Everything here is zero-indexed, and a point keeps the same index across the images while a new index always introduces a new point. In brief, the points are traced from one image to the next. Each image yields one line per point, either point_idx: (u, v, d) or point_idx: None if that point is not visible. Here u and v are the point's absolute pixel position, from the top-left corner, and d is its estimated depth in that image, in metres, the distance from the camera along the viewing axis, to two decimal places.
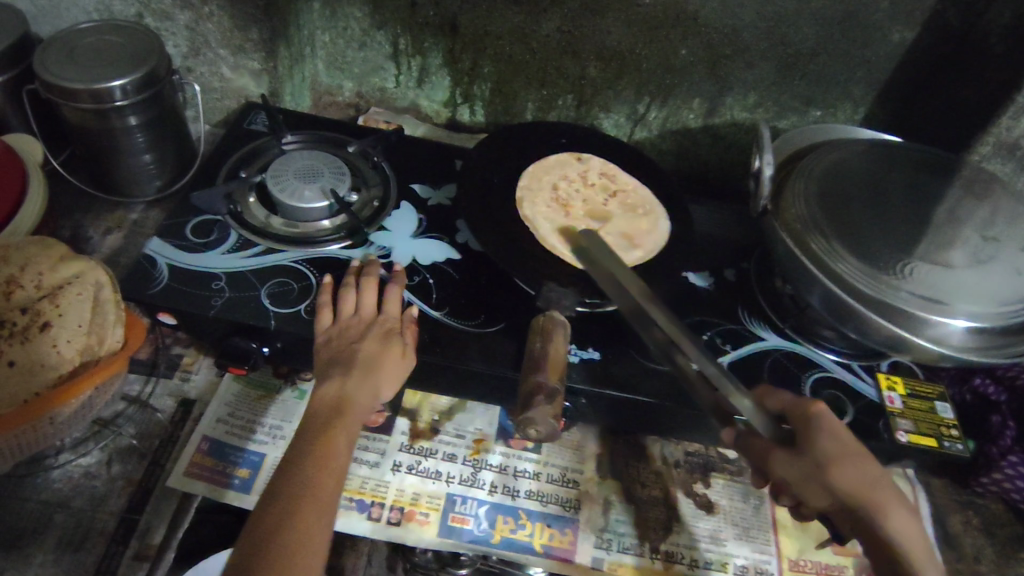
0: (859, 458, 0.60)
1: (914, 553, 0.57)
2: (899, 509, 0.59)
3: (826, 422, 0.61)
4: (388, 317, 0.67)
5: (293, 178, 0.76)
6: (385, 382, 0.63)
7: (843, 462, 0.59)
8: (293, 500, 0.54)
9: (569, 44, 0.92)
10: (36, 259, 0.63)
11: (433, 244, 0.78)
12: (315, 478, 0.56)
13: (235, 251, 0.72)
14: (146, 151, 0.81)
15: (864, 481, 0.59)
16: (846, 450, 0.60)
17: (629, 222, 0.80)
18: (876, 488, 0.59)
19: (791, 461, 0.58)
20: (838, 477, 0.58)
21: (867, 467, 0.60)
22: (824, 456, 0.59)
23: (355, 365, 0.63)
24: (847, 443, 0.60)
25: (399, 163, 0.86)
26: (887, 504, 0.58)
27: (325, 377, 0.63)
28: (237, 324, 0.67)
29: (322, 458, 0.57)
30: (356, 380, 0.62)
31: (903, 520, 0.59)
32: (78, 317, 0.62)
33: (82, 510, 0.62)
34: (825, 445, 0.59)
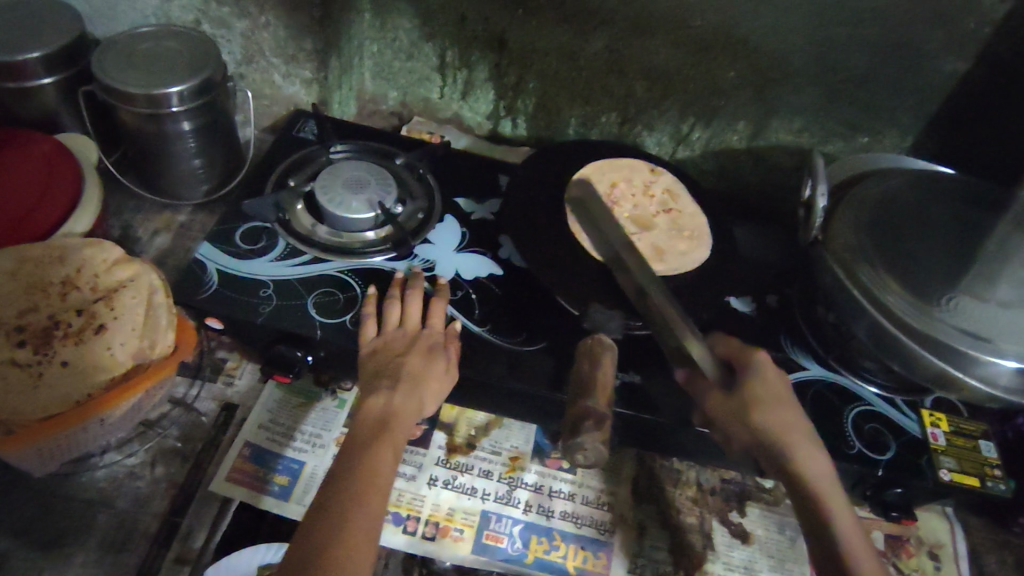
0: (784, 402, 0.64)
1: (824, 493, 0.59)
2: (815, 454, 0.61)
3: (766, 370, 0.66)
4: (432, 331, 0.68)
5: (341, 188, 0.77)
6: (429, 396, 0.64)
7: (766, 401, 0.63)
8: (342, 514, 0.54)
9: (616, 62, 0.92)
10: (91, 261, 0.65)
11: (477, 259, 0.78)
12: (361, 494, 0.56)
13: (283, 259, 0.73)
14: (197, 156, 0.82)
15: (783, 422, 0.62)
16: (774, 395, 0.64)
17: (669, 241, 0.79)
18: (799, 432, 0.62)
19: (721, 397, 0.63)
20: (758, 411, 0.62)
21: (789, 411, 0.63)
22: (749, 397, 0.63)
23: (402, 379, 0.63)
24: (777, 388, 0.64)
25: (445, 176, 0.86)
26: (802, 444, 0.61)
27: (371, 390, 0.63)
28: (281, 332, 0.67)
29: (369, 475, 0.57)
30: (402, 395, 0.62)
31: (818, 461, 0.61)
32: (132, 321, 0.63)
33: (126, 510, 0.63)
34: (755, 387, 0.64)
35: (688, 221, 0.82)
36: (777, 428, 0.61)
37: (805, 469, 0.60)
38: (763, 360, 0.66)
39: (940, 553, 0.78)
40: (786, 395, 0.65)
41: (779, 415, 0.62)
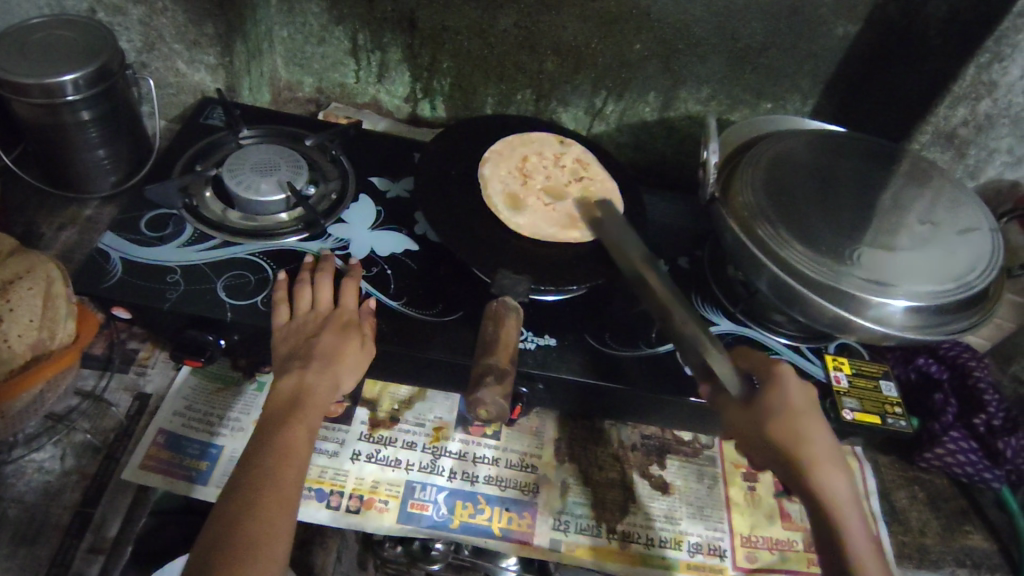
0: (804, 412, 0.63)
1: (843, 515, 0.58)
2: (833, 472, 0.60)
3: (789, 379, 0.65)
4: (344, 309, 0.68)
5: (249, 172, 0.76)
6: (344, 371, 0.64)
7: (788, 414, 0.62)
8: (259, 490, 0.55)
9: (526, 39, 0.93)
10: None
11: (391, 236, 0.78)
12: (275, 469, 0.57)
13: (191, 244, 0.72)
14: (100, 146, 0.80)
15: (804, 436, 0.61)
16: (793, 407, 0.63)
17: (581, 206, 0.80)
18: (823, 446, 0.62)
19: (739, 409, 0.63)
20: (781, 426, 0.61)
21: (808, 424, 0.62)
22: (768, 408, 0.63)
23: (317, 357, 0.63)
24: (799, 401, 0.64)
25: (358, 157, 0.86)
26: (819, 461, 0.61)
27: (287, 369, 0.63)
28: (191, 316, 0.67)
29: (286, 449, 0.58)
30: (314, 371, 0.62)
31: (837, 478, 0.60)
32: (29, 312, 0.61)
33: (36, 504, 0.61)
34: (773, 398, 0.63)
35: (599, 186, 0.84)
36: (799, 443, 0.61)
37: (823, 485, 0.59)
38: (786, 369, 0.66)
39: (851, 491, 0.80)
40: (807, 405, 0.64)
41: (795, 428, 0.62)
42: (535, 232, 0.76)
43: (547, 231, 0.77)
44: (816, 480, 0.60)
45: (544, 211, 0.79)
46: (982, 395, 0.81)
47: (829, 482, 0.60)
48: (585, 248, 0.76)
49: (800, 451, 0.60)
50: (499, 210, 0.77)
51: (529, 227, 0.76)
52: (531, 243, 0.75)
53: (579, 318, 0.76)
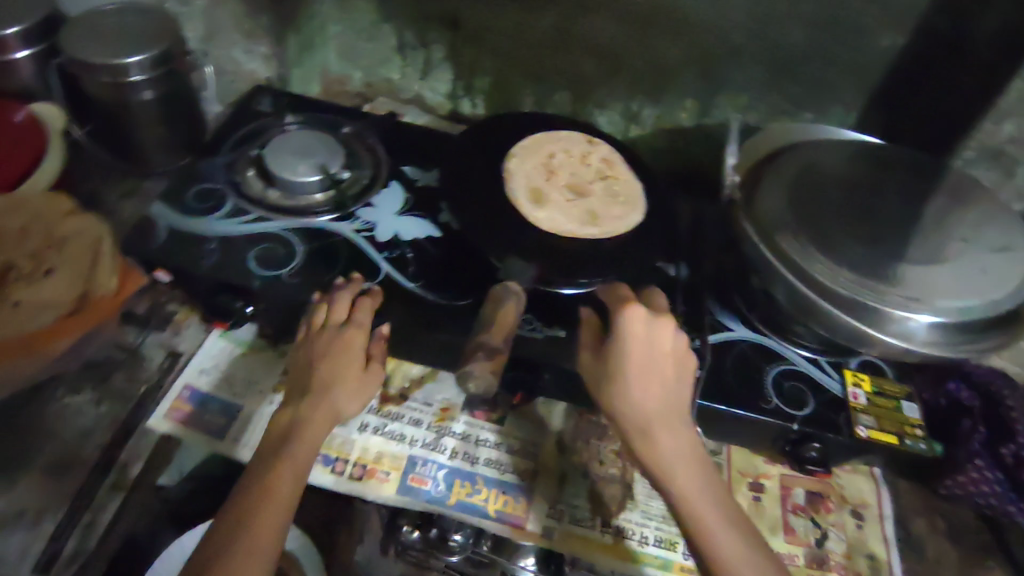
0: (640, 375, 0.59)
1: (680, 480, 0.57)
2: (670, 435, 0.58)
3: (634, 333, 0.61)
4: (349, 334, 0.66)
5: (288, 154, 0.81)
6: (342, 399, 0.63)
7: (617, 384, 0.59)
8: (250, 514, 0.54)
9: (564, 41, 0.95)
10: (45, 212, 0.69)
11: (415, 222, 0.82)
12: (264, 489, 0.56)
13: (230, 217, 0.78)
14: (160, 125, 0.87)
15: (634, 406, 0.58)
16: (630, 370, 0.59)
17: (602, 205, 0.82)
18: (657, 414, 0.59)
19: (589, 364, 0.62)
20: (610, 396, 0.60)
21: (645, 387, 0.59)
22: (607, 372, 0.60)
23: (322, 385, 0.63)
24: (633, 366, 0.60)
25: (393, 146, 0.90)
26: (651, 427, 0.58)
27: (297, 400, 0.63)
28: (223, 283, 0.72)
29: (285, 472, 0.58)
30: (311, 402, 0.62)
31: (674, 446, 0.58)
32: (80, 267, 0.68)
33: (70, 442, 0.67)
34: (609, 360, 0.60)
35: (623, 186, 0.85)
36: (629, 417, 0.58)
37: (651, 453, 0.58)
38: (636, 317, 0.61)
39: (865, 512, 0.77)
40: (652, 364, 0.60)
41: (626, 394, 0.59)
42: (551, 227, 0.78)
43: (564, 227, 0.78)
44: (647, 453, 0.58)
45: (564, 207, 0.80)
46: (1014, 425, 0.77)
47: (663, 450, 0.57)
48: (601, 244, 0.77)
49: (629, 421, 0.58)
50: (520, 203, 0.79)
51: (546, 222, 0.78)
52: (547, 236, 0.77)
53: None
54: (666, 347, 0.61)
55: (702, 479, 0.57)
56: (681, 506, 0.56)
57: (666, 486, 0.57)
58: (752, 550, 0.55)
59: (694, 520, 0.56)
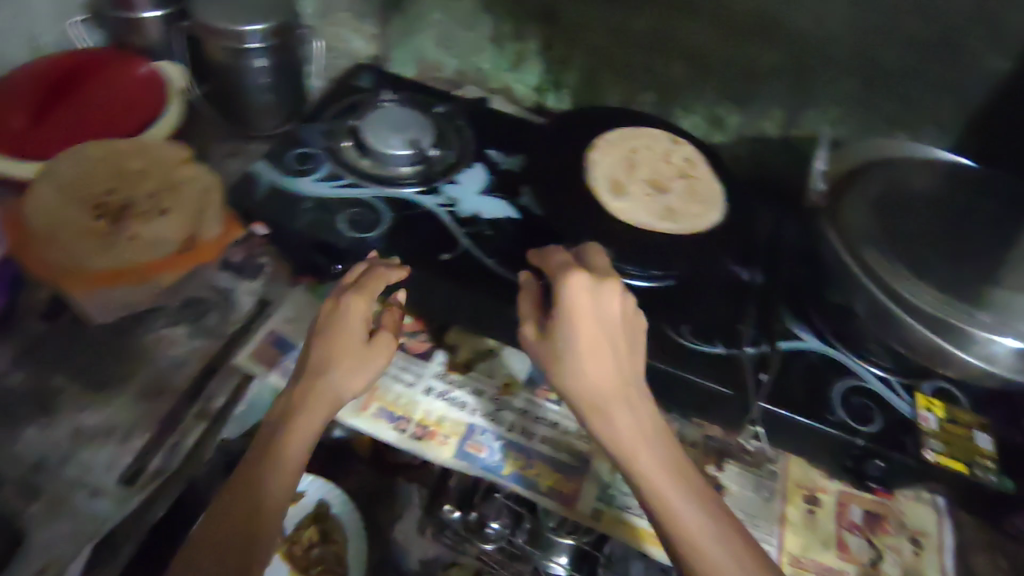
0: (590, 349, 0.60)
1: (635, 453, 0.57)
2: (622, 410, 0.58)
3: (580, 306, 0.60)
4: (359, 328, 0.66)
5: (385, 128, 0.86)
6: (346, 389, 0.63)
7: (566, 360, 0.60)
8: (233, 522, 0.54)
9: (656, 41, 0.98)
10: (165, 159, 0.77)
11: (496, 203, 0.84)
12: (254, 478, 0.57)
13: (325, 180, 0.82)
14: (268, 92, 0.93)
15: (585, 382, 0.59)
16: (579, 348, 0.60)
17: (681, 203, 0.82)
18: (610, 391, 0.59)
19: (535, 341, 0.63)
20: (562, 375, 0.60)
21: (597, 363, 0.59)
22: (554, 351, 0.61)
23: (319, 374, 0.63)
24: (581, 341, 0.60)
25: (481, 129, 0.93)
26: (602, 404, 0.58)
27: (296, 394, 0.63)
28: (314, 240, 0.77)
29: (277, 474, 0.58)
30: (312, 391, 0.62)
31: (631, 421, 0.58)
32: (189, 209, 0.74)
33: (164, 369, 0.73)
34: (557, 338, 0.60)
35: (703, 187, 0.85)
36: (582, 398, 0.59)
37: (605, 430, 0.58)
38: (580, 289, 0.60)
39: (923, 541, 0.74)
40: (600, 337, 0.60)
41: (574, 373, 0.59)
42: (628, 218, 0.79)
43: (640, 218, 0.80)
44: (603, 432, 0.58)
45: (643, 200, 0.82)
46: None
47: (616, 428, 0.58)
48: (676, 240, 0.78)
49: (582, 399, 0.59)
50: (600, 192, 0.81)
51: (624, 213, 0.80)
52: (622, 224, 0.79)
53: (664, 307, 0.76)
54: (613, 319, 0.61)
55: (659, 449, 0.57)
56: (640, 479, 0.56)
57: (625, 461, 0.57)
58: (716, 518, 0.54)
59: (653, 492, 0.55)
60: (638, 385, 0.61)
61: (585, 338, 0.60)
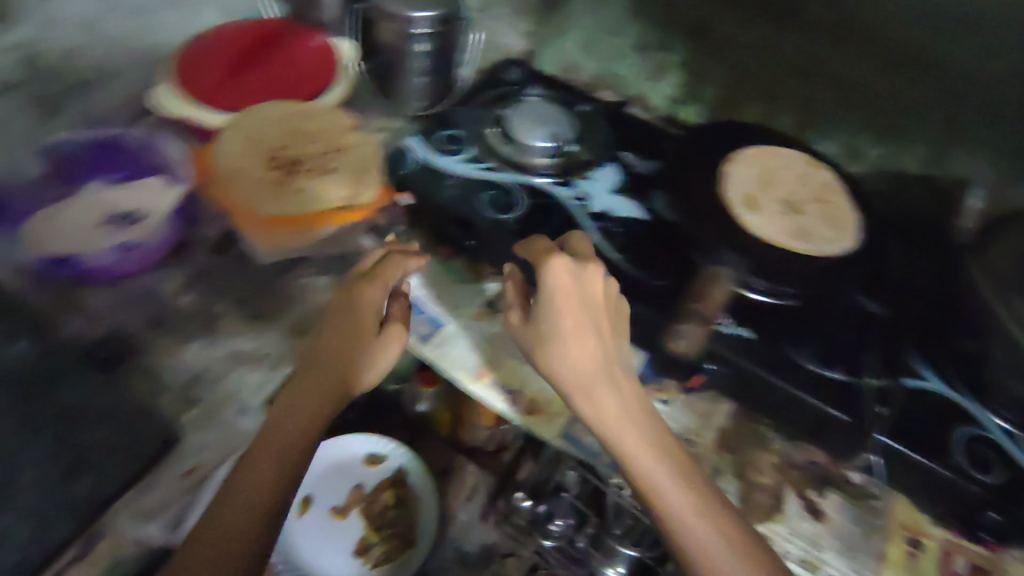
0: (575, 333, 0.66)
1: (615, 430, 0.64)
2: (604, 391, 0.65)
3: (559, 291, 0.67)
4: (367, 310, 0.70)
5: (529, 119, 0.90)
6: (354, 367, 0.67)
7: (549, 342, 0.67)
8: (238, 519, 0.55)
9: (804, 64, 0.98)
10: (336, 126, 0.85)
11: (626, 203, 0.86)
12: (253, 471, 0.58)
13: (467, 160, 0.87)
14: (419, 75, 0.99)
15: (568, 365, 0.66)
16: (562, 332, 0.66)
17: (813, 226, 0.81)
18: (590, 372, 0.66)
19: (520, 324, 0.70)
20: (548, 358, 0.67)
21: (581, 344, 0.66)
22: (540, 334, 0.68)
23: (326, 363, 0.67)
24: (564, 325, 0.66)
25: (618, 131, 0.96)
26: (585, 384, 0.65)
27: (293, 388, 0.66)
28: (452, 214, 0.81)
29: (290, 430, 0.62)
30: (316, 380, 0.66)
31: (614, 399, 0.65)
32: (352, 171, 0.82)
33: (311, 312, 0.80)
34: (540, 322, 0.67)
35: (838, 215, 0.83)
36: (562, 378, 0.66)
37: (590, 408, 0.65)
38: (559, 274, 0.67)
39: None
40: (580, 322, 0.67)
41: (557, 355, 0.66)
42: (757, 232, 0.78)
43: (771, 234, 0.78)
44: (587, 411, 0.65)
45: (774, 218, 0.80)
46: None
47: (597, 406, 0.65)
48: (807, 258, 0.76)
49: (568, 381, 0.66)
50: (731, 203, 0.81)
51: (753, 226, 0.79)
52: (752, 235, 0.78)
53: (789, 326, 0.75)
54: (590, 302, 0.67)
55: (636, 423, 0.64)
56: (623, 452, 0.63)
57: (607, 436, 0.64)
58: (689, 485, 0.61)
59: (634, 463, 0.62)
60: (617, 362, 0.68)
61: (566, 322, 0.67)
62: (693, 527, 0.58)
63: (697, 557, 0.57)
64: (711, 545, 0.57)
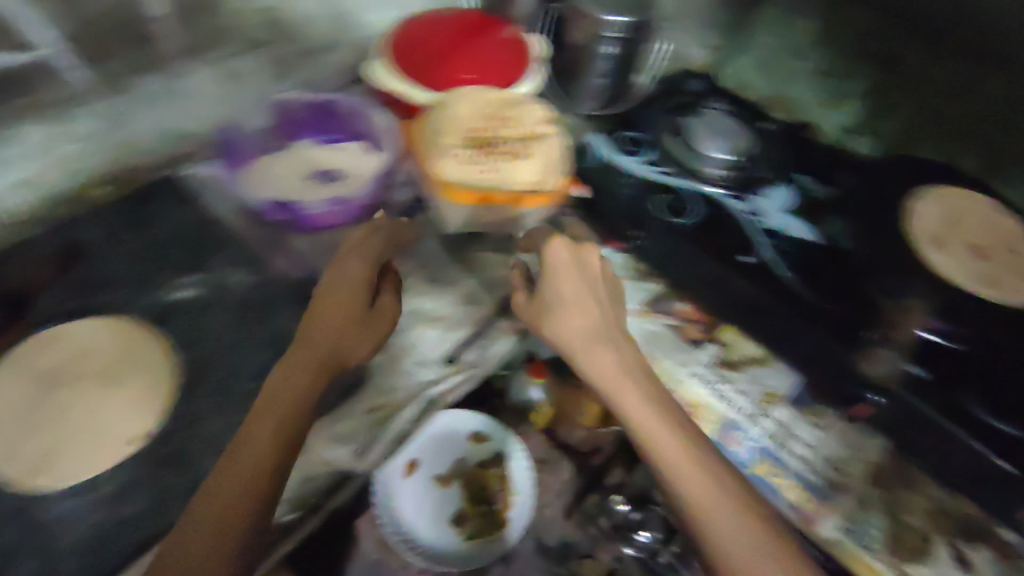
0: (575, 301, 0.70)
1: (618, 392, 0.65)
2: (604, 351, 0.67)
3: (558, 262, 0.72)
4: (347, 288, 0.69)
5: (711, 131, 0.92)
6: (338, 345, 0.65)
7: (550, 311, 0.70)
8: (209, 519, 0.52)
9: (1000, 115, 0.91)
10: (531, 116, 0.88)
11: (800, 224, 0.86)
12: (228, 465, 0.55)
13: (646, 163, 0.90)
14: (599, 77, 1.02)
15: (569, 331, 0.68)
16: (564, 299, 0.70)
17: (1007, 278, 0.77)
18: (592, 340, 0.68)
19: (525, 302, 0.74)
20: (550, 325, 0.70)
21: (577, 311, 0.69)
22: (544, 304, 0.71)
23: (304, 343, 0.65)
24: (565, 291, 0.70)
25: (795, 154, 0.96)
26: (588, 345, 0.67)
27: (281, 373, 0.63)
28: (627, 212, 0.85)
29: (305, 349, 0.64)
30: (292, 361, 0.63)
31: (617, 364, 0.66)
32: (540, 159, 0.84)
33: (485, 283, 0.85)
34: (545, 290, 0.71)
35: None
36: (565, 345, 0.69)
37: (595, 372, 0.66)
38: (559, 248, 0.73)
39: None
40: (577, 291, 0.70)
41: (562, 323, 0.69)
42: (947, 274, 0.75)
43: (962, 278, 0.75)
44: (594, 376, 0.66)
45: (965, 262, 0.77)
46: None
47: (604, 373, 0.66)
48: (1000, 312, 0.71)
49: (571, 346, 0.68)
50: (920, 239, 0.78)
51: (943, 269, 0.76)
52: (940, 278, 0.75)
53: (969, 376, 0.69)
54: (581, 270, 0.72)
55: (640, 388, 0.65)
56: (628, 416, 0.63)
57: (613, 401, 0.65)
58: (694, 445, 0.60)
59: (640, 423, 0.62)
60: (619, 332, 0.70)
61: (567, 292, 0.70)
62: (695, 485, 0.57)
63: (706, 513, 0.55)
64: (708, 494, 0.56)
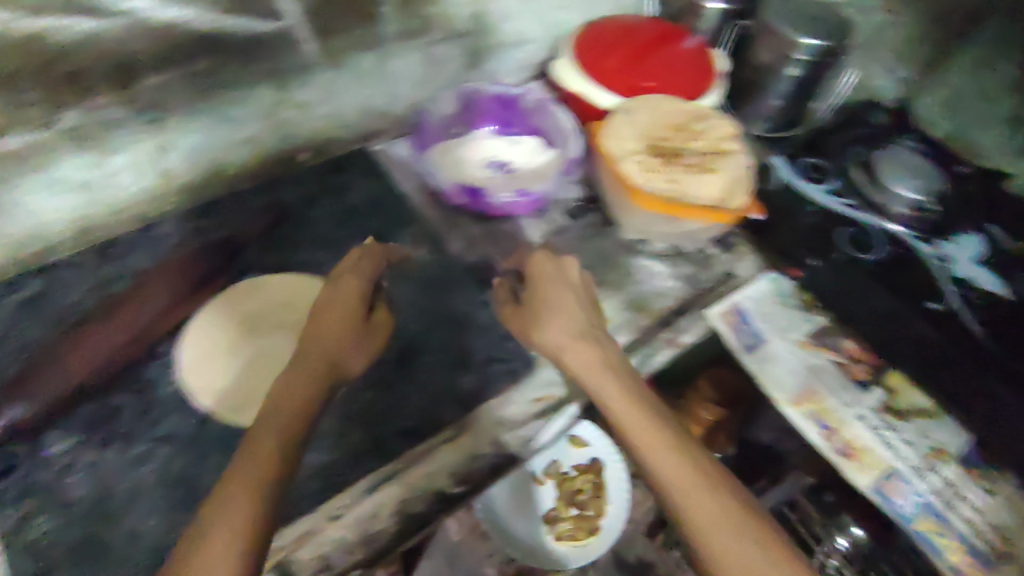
0: (562, 305, 0.70)
1: (604, 390, 0.65)
2: (587, 348, 0.67)
3: (545, 273, 0.73)
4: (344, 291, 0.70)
5: (901, 167, 0.88)
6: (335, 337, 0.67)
7: (539, 317, 0.70)
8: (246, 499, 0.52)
9: None
10: (718, 130, 0.87)
11: (991, 275, 0.81)
12: (251, 456, 0.56)
13: (827, 191, 0.89)
14: (779, 98, 0.99)
15: (554, 336, 0.68)
16: (550, 305, 0.70)
17: None
18: (581, 348, 0.67)
19: (513, 312, 0.73)
20: (538, 331, 0.69)
21: (561, 315, 0.69)
22: (530, 309, 0.71)
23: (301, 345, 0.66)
24: (551, 297, 0.71)
25: (986, 203, 0.90)
26: (575, 346, 0.67)
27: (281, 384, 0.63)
28: (806, 238, 0.85)
29: (305, 355, 0.64)
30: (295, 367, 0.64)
31: (604, 368, 0.66)
32: (728, 176, 0.83)
33: (648, 292, 0.86)
34: (529, 298, 0.72)
35: None
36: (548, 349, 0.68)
37: (585, 379, 0.66)
38: (541, 261, 0.75)
39: None
40: (561, 298, 0.71)
41: (549, 327, 0.68)
42: None
43: None
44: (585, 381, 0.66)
45: None
46: None
47: (594, 377, 0.65)
48: None
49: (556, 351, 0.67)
50: None
51: None
52: None
53: None
54: (565, 280, 0.73)
55: (630, 392, 0.65)
56: (623, 423, 0.63)
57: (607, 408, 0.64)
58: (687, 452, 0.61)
59: (631, 426, 0.62)
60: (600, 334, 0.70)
61: (551, 300, 0.71)
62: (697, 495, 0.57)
63: (713, 527, 0.56)
64: (706, 505, 0.57)
